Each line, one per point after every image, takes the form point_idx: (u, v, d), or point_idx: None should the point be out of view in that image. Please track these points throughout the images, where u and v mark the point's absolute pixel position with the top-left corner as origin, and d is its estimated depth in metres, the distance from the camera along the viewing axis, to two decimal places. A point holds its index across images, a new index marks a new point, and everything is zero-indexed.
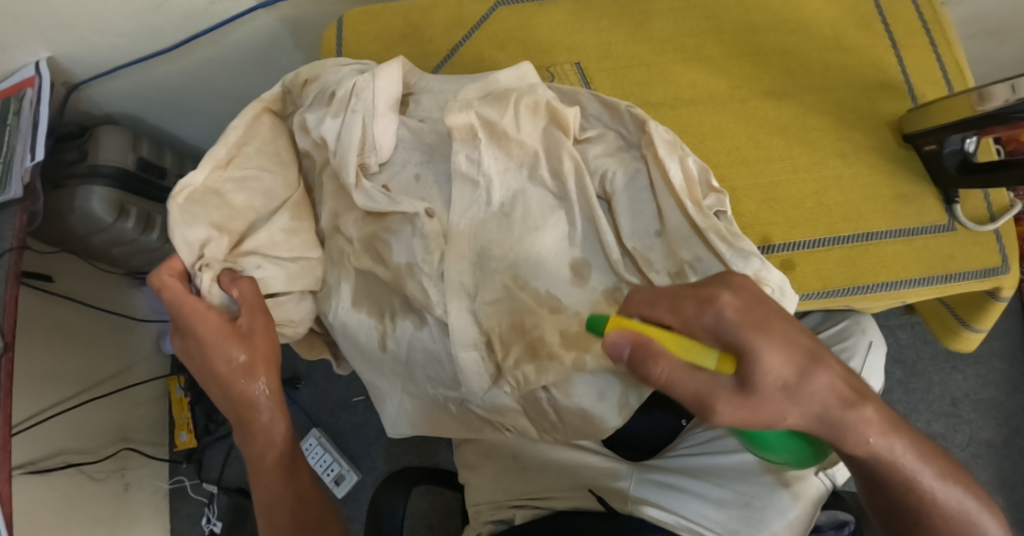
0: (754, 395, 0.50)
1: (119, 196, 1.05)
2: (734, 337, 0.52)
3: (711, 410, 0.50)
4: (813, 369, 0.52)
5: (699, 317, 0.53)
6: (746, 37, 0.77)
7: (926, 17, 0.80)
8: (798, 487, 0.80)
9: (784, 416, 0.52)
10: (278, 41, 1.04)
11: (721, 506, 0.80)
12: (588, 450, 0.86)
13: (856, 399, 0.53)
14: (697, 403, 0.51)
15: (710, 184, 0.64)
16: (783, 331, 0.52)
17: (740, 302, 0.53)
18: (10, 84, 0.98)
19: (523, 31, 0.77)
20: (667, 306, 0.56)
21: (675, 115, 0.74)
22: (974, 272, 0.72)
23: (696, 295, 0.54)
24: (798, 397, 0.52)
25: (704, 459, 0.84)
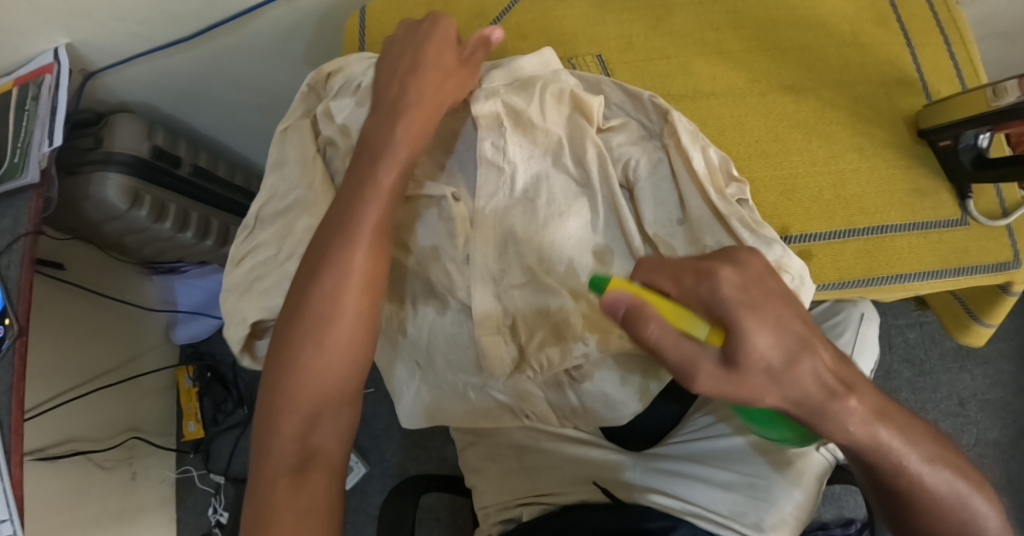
0: (738, 371, 0.51)
1: (134, 184, 1.05)
2: (726, 312, 0.52)
3: (693, 378, 0.51)
4: (800, 355, 0.52)
5: (696, 289, 0.53)
6: (765, 31, 0.78)
7: (941, 16, 0.82)
8: (802, 463, 0.79)
9: (764, 396, 0.53)
10: (296, 32, 1.05)
11: (727, 489, 0.79)
12: (589, 443, 0.87)
13: (843, 391, 0.54)
14: (680, 368, 0.51)
15: (731, 174, 0.65)
16: (776, 313, 0.52)
17: (739, 279, 0.53)
18: (29, 71, 0.98)
19: (546, 22, 0.77)
20: (668, 274, 0.55)
21: (696, 107, 0.75)
22: (987, 266, 0.73)
23: (698, 267, 0.54)
24: (782, 381, 0.52)
25: (705, 444, 0.84)
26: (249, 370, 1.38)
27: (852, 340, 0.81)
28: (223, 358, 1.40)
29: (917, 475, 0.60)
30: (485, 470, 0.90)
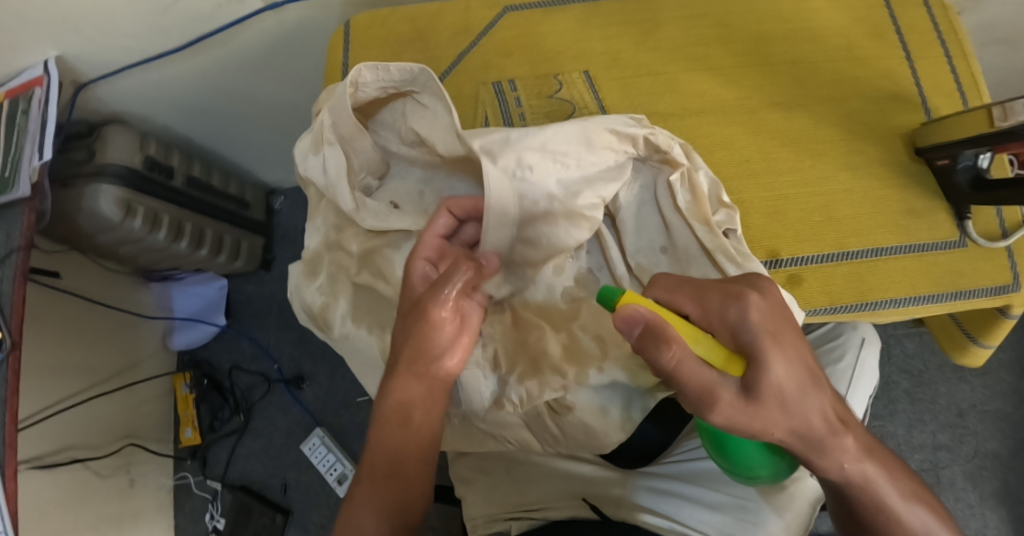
0: (755, 401, 0.51)
1: (127, 196, 1.06)
2: (750, 340, 0.52)
3: (711, 407, 0.51)
4: (811, 389, 0.53)
5: (721, 314, 0.54)
6: (756, 46, 0.76)
7: (940, 28, 0.80)
8: (794, 487, 0.79)
9: (773, 429, 0.53)
10: (287, 44, 1.04)
11: (717, 511, 0.79)
12: (581, 459, 0.84)
13: (840, 427, 0.55)
14: (699, 395, 0.51)
15: (720, 200, 0.64)
16: (794, 345, 0.53)
17: (765, 306, 0.54)
18: (20, 84, 0.98)
19: (531, 38, 0.76)
20: (689, 295, 0.55)
21: (685, 125, 0.73)
22: (985, 290, 0.72)
23: (724, 289, 0.54)
24: (793, 413, 0.53)
25: (697, 464, 0.83)
26: (246, 377, 1.39)
27: (851, 364, 0.82)
28: (220, 365, 1.40)
29: (892, 502, 0.60)
30: (472, 482, 0.88)
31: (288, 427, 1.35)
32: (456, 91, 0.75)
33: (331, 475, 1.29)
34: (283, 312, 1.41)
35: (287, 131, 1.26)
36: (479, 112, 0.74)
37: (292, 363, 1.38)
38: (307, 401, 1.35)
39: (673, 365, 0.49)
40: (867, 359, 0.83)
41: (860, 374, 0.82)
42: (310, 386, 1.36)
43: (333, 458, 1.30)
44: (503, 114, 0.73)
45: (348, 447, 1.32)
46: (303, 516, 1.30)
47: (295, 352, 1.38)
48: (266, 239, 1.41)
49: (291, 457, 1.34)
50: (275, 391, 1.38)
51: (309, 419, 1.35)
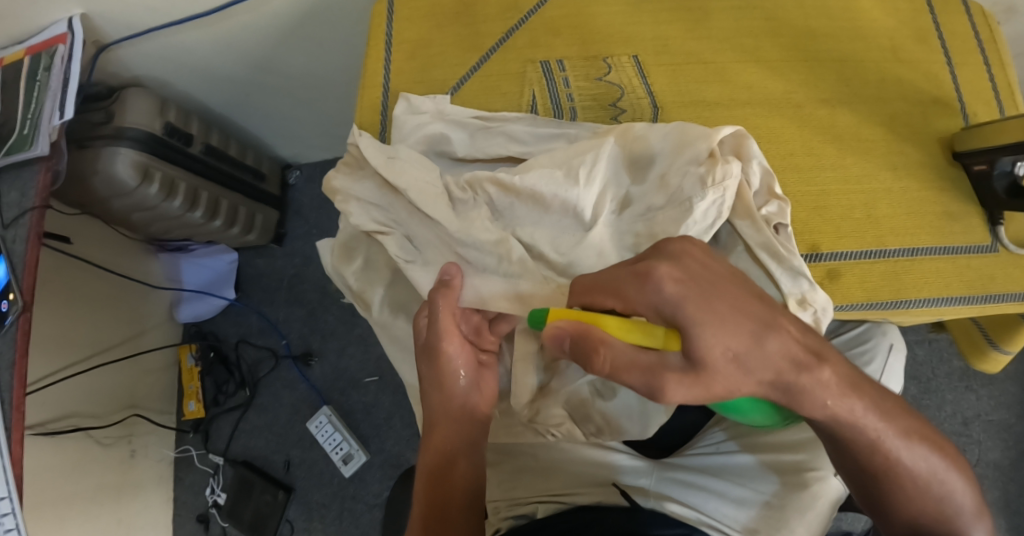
0: (704, 371, 0.50)
1: (145, 160, 1.03)
2: (676, 314, 0.51)
3: (663, 392, 0.50)
4: (764, 335, 0.52)
5: (642, 294, 0.52)
6: (804, 41, 0.76)
7: (982, 36, 0.80)
8: (818, 487, 0.79)
9: (738, 387, 0.51)
10: (317, 14, 1.02)
11: (740, 505, 0.80)
12: (611, 448, 0.86)
13: (812, 362, 0.53)
14: (646, 387, 0.51)
15: (771, 190, 0.64)
16: (727, 304, 0.51)
17: (680, 273, 0.52)
18: (41, 40, 0.96)
19: (580, 19, 0.75)
20: (609, 287, 0.55)
21: (732, 115, 0.73)
22: (1014, 295, 0.72)
23: (634, 271, 0.53)
24: (750, 365, 0.51)
25: (721, 459, 0.85)
26: (253, 351, 1.37)
27: (881, 369, 0.83)
28: (227, 337, 1.39)
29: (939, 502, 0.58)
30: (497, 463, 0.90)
31: (294, 404, 1.34)
32: (501, 66, 0.74)
33: (337, 454, 1.28)
34: (292, 288, 1.39)
35: (309, 105, 1.25)
36: (525, 90, 0.73)
37: (300, 340, 1.36)
38: (314, 378, 1.34)
39: (608, 370, 0.51)
40: (894, 365, 0.84)
41: (888, 379, 0.83)
42: (318, 364, 1.35)
43: (338, 437, 1.29)
44: (550, 94, 0.72)
45: (354, 427, 1.31)
46: (305, 494, 1.29)
47: (304, 329, 1.37)
48: (279, 214, 1.39)
49: (295, 434, 1.32)
50: (282, 367, 1.36)
51: (316, 397, 1.33)
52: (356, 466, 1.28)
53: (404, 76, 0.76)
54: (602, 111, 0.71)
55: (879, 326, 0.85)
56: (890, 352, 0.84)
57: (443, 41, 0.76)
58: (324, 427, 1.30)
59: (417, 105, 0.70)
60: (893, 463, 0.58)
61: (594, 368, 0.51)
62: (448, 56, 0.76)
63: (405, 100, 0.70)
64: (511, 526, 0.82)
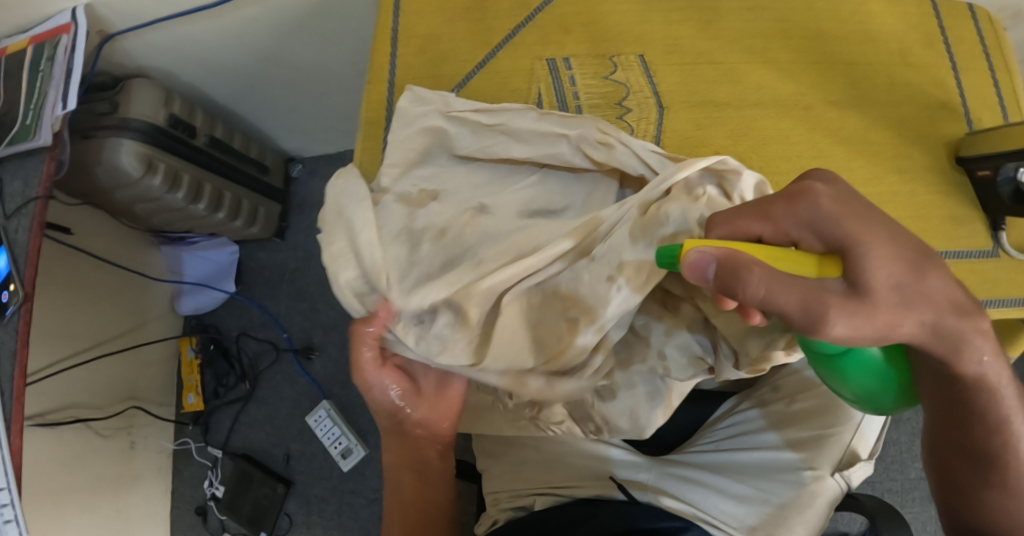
0: (868, 297, 0.49)
1: (148, 151, 1.02)
2: (837, 233, 0.51)
3: (826, 319, 0.48)
4: (926, 267, 0.51)
5: (795, 213, 0.53)
6: (813, 43, 0.76)
7: (989, 42, 0.81)
8: (815, 485, 0.82)
9: (902, 323, 0.50)
10: (324, 7, 1.02)
11: (740, 502, 0.81)
12: (610, 442, 0.86)
13: (971, 310, 0.52)
14: (805, 312, 0.49)
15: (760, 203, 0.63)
16: (887, 226, 0.51)
17: (834, 193, 0.53)
18: (45, 30, 0.95)
19: (591, 17, 0.75)
20: (753, 214, 0.54)
21: (740, 116, 0.73)
22: (1015, 300, 0.73)
23: (786, 193, 0.54)
24: (914, 299, 0.50)
25: (722, 455, 0.86)
26: (253, 344, 1.37)
27: None
28: (227, 330, 1.38)
29: None
30: (499, 457, 0.90)
31: (294, 397, 1.34)
32: (511, 63, 0.75)
33: (336, 449, 1.28)
34: (293, 282, 1.39)
35: (313, 98, 1.24)
36: (532, 87, 0.73)
37: (301, 334, 1.36)
38: (314, 372, 1.34)
39: (764, 289, 0.49)
40: None
41: None
42: (318, 358, 1.34)
43: (338, 431, 1.29)
44: (556, 93, 0.73)
45: (354, 421, 1.31)
46: (304, 488, 1.29)
47: (304, 322, 1.37)
48: (281, 208, 1.39)
49: (295, 428, 1.32)
50: (282, 361, 1.36)
51: (316, 391, 1.33)
52: (355, 460, 1.29)
53: (412, 71, 0.76)
54: (608, 110, 0.72)
55: None
56: None
57: (453, 37, 0.76)
58: (324, 422, 1.30)
59: (423, 97, 0.70)
60: (1010, 439, 0.59)
61: (750, 285, 0.49)
62: (456, 52, 0.76)
63: (409, 92, 0.71)
64: (512, 517, 0.85)
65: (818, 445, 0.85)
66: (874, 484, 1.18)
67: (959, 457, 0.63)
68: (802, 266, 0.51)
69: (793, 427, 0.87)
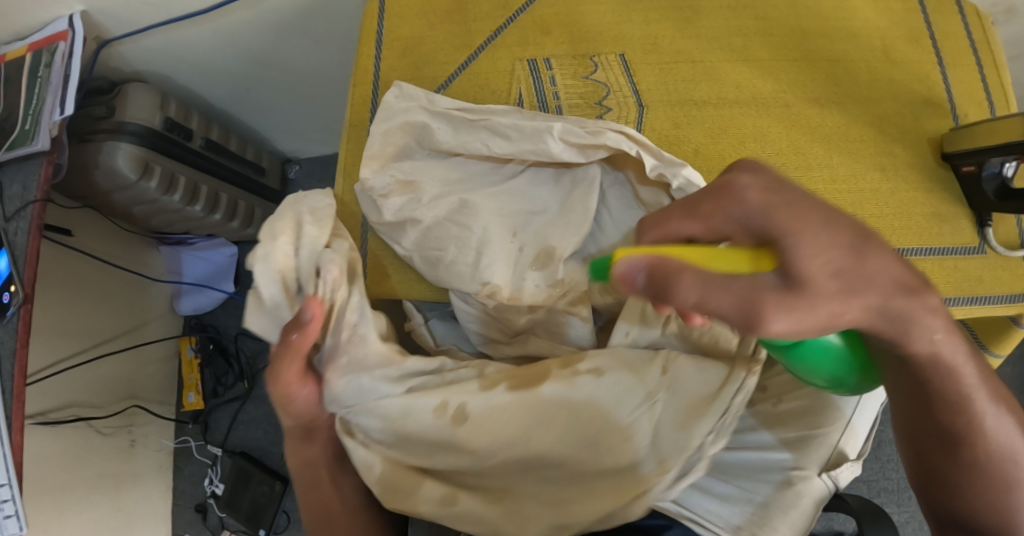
0: (805, 290, 0.49)
1: (144, 154, 1.04)
2: (768, 226, 0.51)
3: (765, 319, 0.48)
4: (864, 248, 0.51)
5: (726, 209, 0.54)
6: (794, 40, 0.76)
7: (976, 37, 0.80)
8: (802, 486, 0.81)
9: (841, 311, 0.50)
10: (315, 11, 1.03)
11: (724, 501, 0.81)
12: None
13: (914, 288, 0.53)
14: (744, 313, 0.48)
15: None
16: (816, 210, 0.51)
17: (763, 185, 0.53)
18: (43, 37, 0.97)
19: (571, 18, 0.76)
20: (685, 212, 0.57)
21: (719, 114, 0.73)
22: (1001, 297, 0.72)
23: (714, 190, 0.55)
24: (855, 285, 0.50)
25: (709, 455, 0.86)
26: (251, 344, 1.39)
27: None
28: (226, 330, 1.41)
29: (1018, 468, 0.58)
30: None
31: None
32: (491, 63, 0.75)
33: None
34: None
35: (308, 100, 1.26)
36: (512, 88, 0.73)
37: None
38: None
39: (696, 295, 0.48)
40: None
41: None
42: None
43: None
44: (536, 92, 0.73)
45: None
46: None
47: None
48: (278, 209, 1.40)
49: None
50: None
51: None
52: None
53: (394, 73, 0.77)
54: (588, 110, 0.71)
55: None
56: None
57: (434, 39, 0.77)
58: None
59: (409, 93, 0.70)
60: (974, 426, 0.58)
61: (677, 297, 0.49)
62: (437, 54, 0.77)
63: (396, 87, 0.70)
64: None
65: (804, 444, 0.84)
66: (869, 483, 1.17)
67: (933, 444, 0.60)
68: (737, 262, 0.50)
69: (783, 426, 0.87)
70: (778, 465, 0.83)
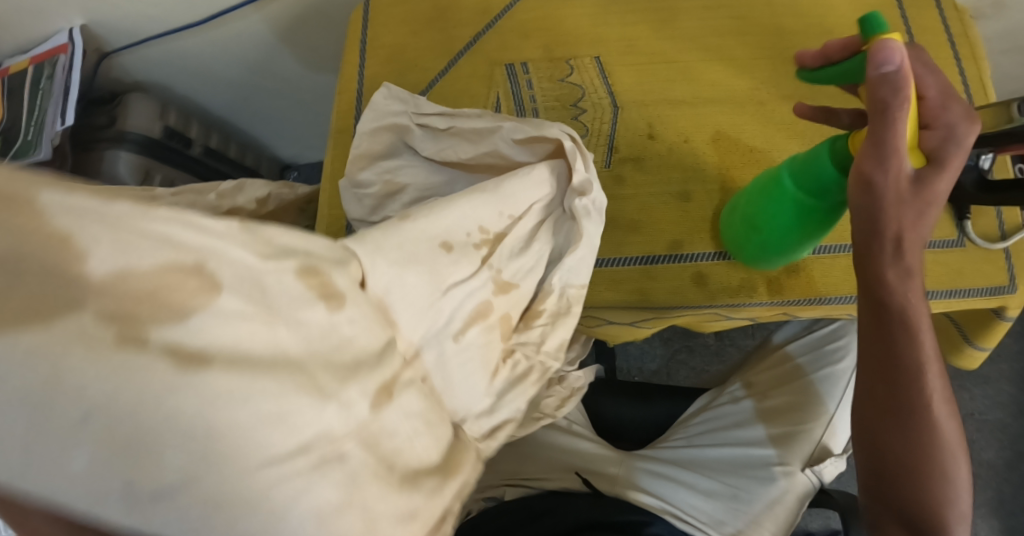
0: (873, 174, 0.51)
1: (144, 162, 1.07)
2: (950, 148, 0.51)
3: (878, 126, 0.50)
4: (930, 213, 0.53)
5: (940, 115, 0.52)
6: (770, 39, 0.77)
7: (954, 31, 0.80)
8: (786, 482, 0.82)
9: (879, 212, 0.53)
10: (308, 19, 1.05)
11: (709, 497, 0.81)
12: (579, 435, 0.88)
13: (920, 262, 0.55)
14: (874, 106, 0.49)
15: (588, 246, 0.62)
16: (951, 168, 0.52)
17: (961, 134, 0.52)
18: (45, 50, 1.00)
19: (549, 21, 0.78)
20: (936, 82, 0.53)
21: (694, 113, 0.74)
22: (981, 289, 0.72)
23: (944, 88, 0.53)
24: (913, 217, 0.53)
25: (693, 451, 0.87)
26: None
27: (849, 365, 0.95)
28: None
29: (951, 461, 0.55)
30: None
31: None
32: (471, 68, 0.77)
33: None
34: None
35: (303, 107, 1.28)
36: (491, 92, 0.75)
37: None
38: None
39: (898, 102, 0.48)
40: None
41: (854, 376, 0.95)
42: None
43: None
44: (514, 96, 0.74)
45: None
46: None
47: None
48: None
49: None
50: None
51: None
52: None
53: (379, 79, 0.78)
54: (565, 111, 0.73)
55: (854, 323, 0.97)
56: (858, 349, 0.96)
57: (416, 44, 0.79)
58: None
59: (397, 95, 0.69)
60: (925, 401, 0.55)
61: (893, 104, 0.48)
62: (418, 59, 0.78)
63: (386, 87, 0.69)
64: (482, 506, 0.83)
65: (792, 440, 0.87)
66: None
67: (878, 406, 0.56)
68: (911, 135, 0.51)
69: (769, 421, 0.90)
70: (762, 461, 0.85)
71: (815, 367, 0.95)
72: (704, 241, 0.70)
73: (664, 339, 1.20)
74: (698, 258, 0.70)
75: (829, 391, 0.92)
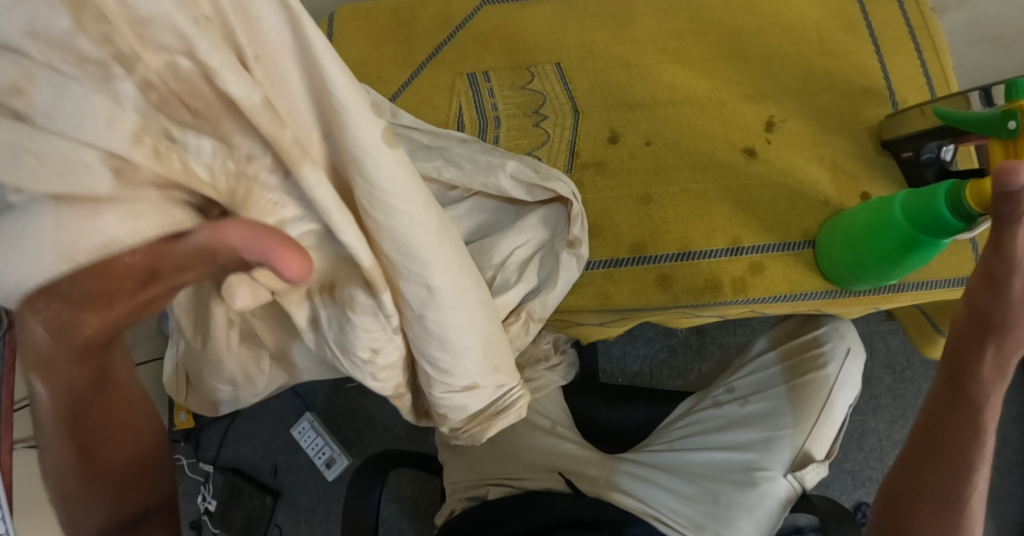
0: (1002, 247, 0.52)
1: None
2: None
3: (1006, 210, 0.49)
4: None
5: None
6: (728, 39, 0.78)
7: (914, 23, 0.81)
8: (766, 487, 0.82)
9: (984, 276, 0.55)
10: None
11: (688, 501, 0.82)
12: (563, 436, 0.88)
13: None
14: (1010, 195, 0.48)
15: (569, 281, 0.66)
16: None
17: None
18: None
19: (507, 31, 0.78)
20: None
21: (653, 115, 0.75)
22: (949, 281, 0.73)
23: None
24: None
25: (674, 455, 0.86)
26: None
27: (837, 371, 0.91)
28: None
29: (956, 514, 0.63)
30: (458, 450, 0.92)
31: (279, 410, 1.38)
32: (433, 80, 0.77)
33: (319, 459, 1.33)
34: None
35: None
36: (454, 102, 0.76)
37: None
38: (298, 386, 1.37)
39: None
40: (851, 368, 0.92)
41: (843, 383, 0.90)
42: None
43: (321, 442, 1.33)
44: (476, 106, 0.75)
45: (337, 431, 1.35)
46: (292, 498, 1.33)
47: None
48: None
49: (282, 440, 1.36)
50: None
51: (299, 404, 1.37)
52: (339, 469, 1.33)
53: None
54: (525, 118, 0.74)
55: (838, 331, 0.92)
56: (847, 355, 0.92)
57: (378, 58, 0.79)
58: (308, 433, 1.34)
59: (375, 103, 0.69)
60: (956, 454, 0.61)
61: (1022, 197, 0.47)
62: (381, 70, 0.79)
63: None
64: (466, 506, 0.87)
65: (769, 446, 0.85)
66: (854, 473, 1.15)
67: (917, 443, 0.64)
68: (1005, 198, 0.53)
69: (744, 428, 0.87)
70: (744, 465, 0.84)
71: (795, 372, 0.91)
72: (667, 243, 0.70)
73: (645, 339, 1.19)
74: (662, 261, 0.70)
75: (811, 397, 0.88)
